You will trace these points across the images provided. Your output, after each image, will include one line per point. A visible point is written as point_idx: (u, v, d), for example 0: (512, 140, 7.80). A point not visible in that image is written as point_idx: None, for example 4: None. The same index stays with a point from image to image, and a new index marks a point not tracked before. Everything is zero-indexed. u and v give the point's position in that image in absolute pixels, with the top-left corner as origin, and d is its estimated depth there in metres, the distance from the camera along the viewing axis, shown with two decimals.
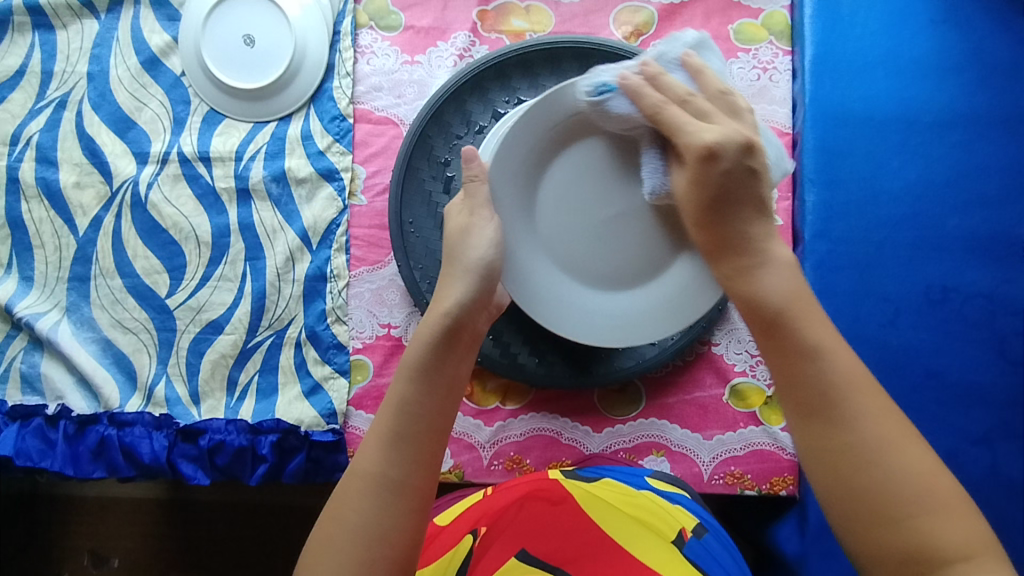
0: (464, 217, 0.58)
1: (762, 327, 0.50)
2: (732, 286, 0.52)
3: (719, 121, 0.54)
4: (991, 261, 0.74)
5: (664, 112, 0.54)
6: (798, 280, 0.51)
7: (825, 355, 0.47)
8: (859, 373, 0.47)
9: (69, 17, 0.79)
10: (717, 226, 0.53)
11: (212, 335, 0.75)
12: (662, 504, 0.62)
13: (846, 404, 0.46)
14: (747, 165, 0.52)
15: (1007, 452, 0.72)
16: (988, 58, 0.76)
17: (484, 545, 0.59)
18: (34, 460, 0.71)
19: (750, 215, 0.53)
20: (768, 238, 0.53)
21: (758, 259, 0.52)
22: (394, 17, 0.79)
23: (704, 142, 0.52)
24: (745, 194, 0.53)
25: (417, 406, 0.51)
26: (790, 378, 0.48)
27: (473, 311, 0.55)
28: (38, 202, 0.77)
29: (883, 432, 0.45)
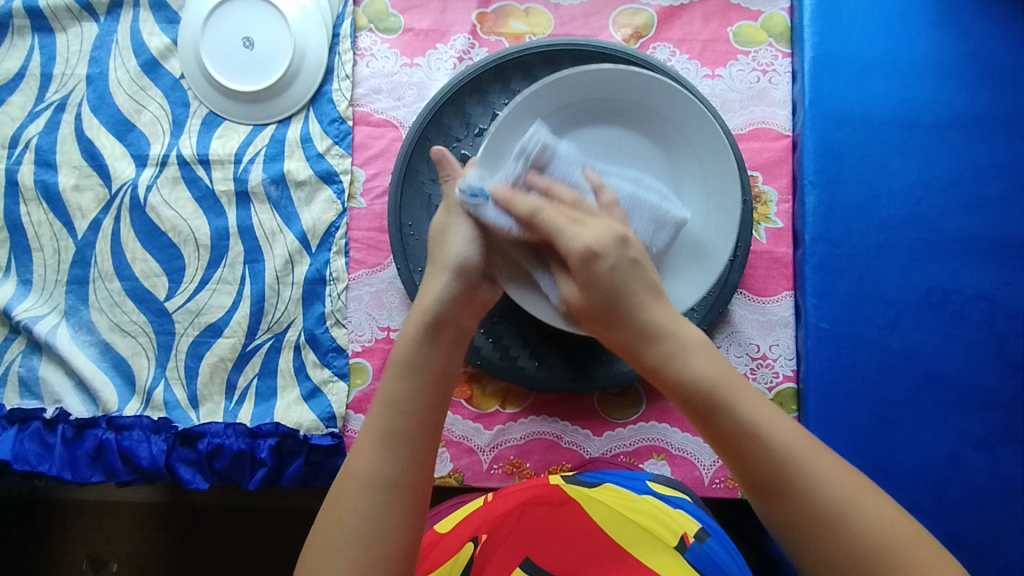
0: (442, 216, 0.62)
1: (700, 416, 0.50)
2: (660, 379, 0.52)
3: (590, 223, 0.57)
4: (993, 264, 0.74)
5: (540, 215, 0.57)
6: (719, 359, 0.51)
7: (764, 427, 0.48)
8: (800, 434, 0.48)
9: (69, 19, 0.79)
10: (624, 324, 0.54)
11: (211, 338, 0.75)
12: (663, 509, 0.62)
13: (799, 472, 0.46)
14: (627, 257, 0.56)
15: (1009, 456, 0.71)
16: (987, 59, 0.76)
17: (485, 553, 0.58)
18: (31, 464, 0.71)
19: (648, 301, 0.54)
20: (676, 323, 0.54)
21: (675, 348, 0.52)
22: (393, 19, 0.79)
23: (583, 243, 0.55)
24: (637, 285, 0.55)
25: (407, 403, 0.51)
26: (738, 458, 0.48)
27: (454, 308, 0.57)
28: (37, 204, 0.77)
29: (837, 488, 0.45)
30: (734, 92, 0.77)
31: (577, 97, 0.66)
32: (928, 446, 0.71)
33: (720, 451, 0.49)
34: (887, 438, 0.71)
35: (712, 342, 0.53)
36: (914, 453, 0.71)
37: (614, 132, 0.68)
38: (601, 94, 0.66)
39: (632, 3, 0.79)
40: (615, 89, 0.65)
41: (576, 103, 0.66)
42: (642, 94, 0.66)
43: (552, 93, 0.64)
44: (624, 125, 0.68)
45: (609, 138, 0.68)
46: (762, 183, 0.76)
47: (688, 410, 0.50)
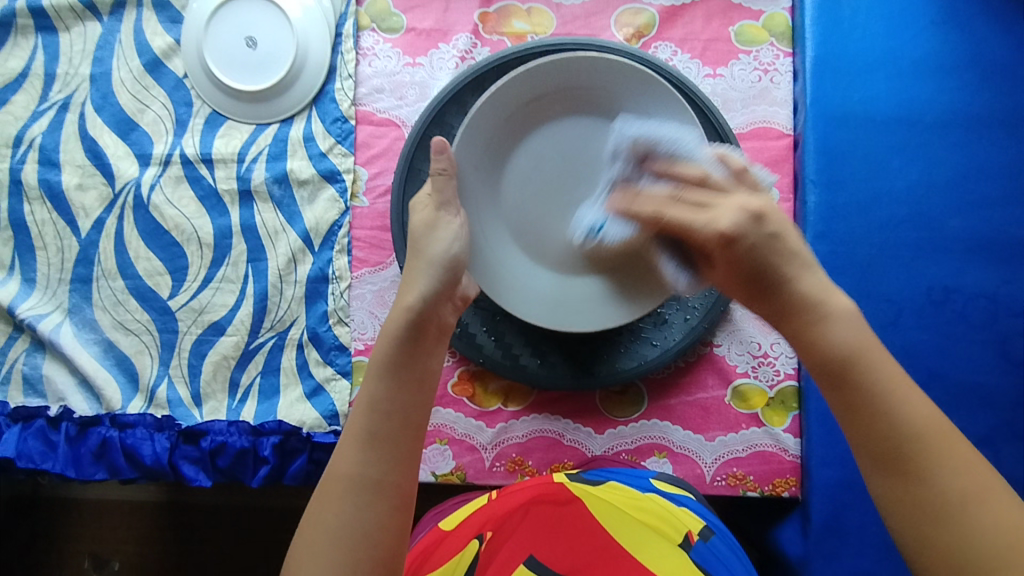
0: (430, 211, 0.61)
1: (831, 380, 0.49)
2: (799, 345, 0.51)
3: (719, 205, 0.55)
4: (994, 262, 0.74)
5: (666, 216, 0.58)
6: (864, 329, 0.49)
7: (896, 403, 0.46)
8: (934, 421, 0.45)
9: (72, 19, 0.79)
10: (767, 297, 0.53)
11: (214, 337, 0.75)
12: (667, 507, 0.62)
13: (921, 454, 0.44)
14: (766, 231, 0.53)
15: (1010, 453, 0.71)
16: (987, 59, 0.76)
17: (490, 551, 0.59)
18: (35, 462, 0.71)
19: (797, 269, 0.52)
20: (824, 289, 0.51)
21: (819, 313, 0.50)
22: (395, 19, 0.79)
23: (715, 228, 0.54)
24: (782, 252, 0.52)
25: (389, 403, 0.51)
26: (863, 429, 0.47)
27: (436, 304, 0.56)
28: (40, 204, 0.77)
29: (962, 482, 0.43)
30: (736, 91, 0.77)
31: (549, 88, 0.67)
32: None
33: (841, 420, 0.48)
34: None
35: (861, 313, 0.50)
36: None
37: (585, 123, 0.69)
38: (573, 85, 0.67)
39: (634, 3, 0.79)
40: (586, 79, 0.67)
41: (547, 95, 0.68)
42: (613, 83, 0.67)
43: (523, 85, 0.66)
44: (598, 116, 0.69)
45: (583, 130, 0.69)
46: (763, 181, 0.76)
47: (819, 376, 0.50)
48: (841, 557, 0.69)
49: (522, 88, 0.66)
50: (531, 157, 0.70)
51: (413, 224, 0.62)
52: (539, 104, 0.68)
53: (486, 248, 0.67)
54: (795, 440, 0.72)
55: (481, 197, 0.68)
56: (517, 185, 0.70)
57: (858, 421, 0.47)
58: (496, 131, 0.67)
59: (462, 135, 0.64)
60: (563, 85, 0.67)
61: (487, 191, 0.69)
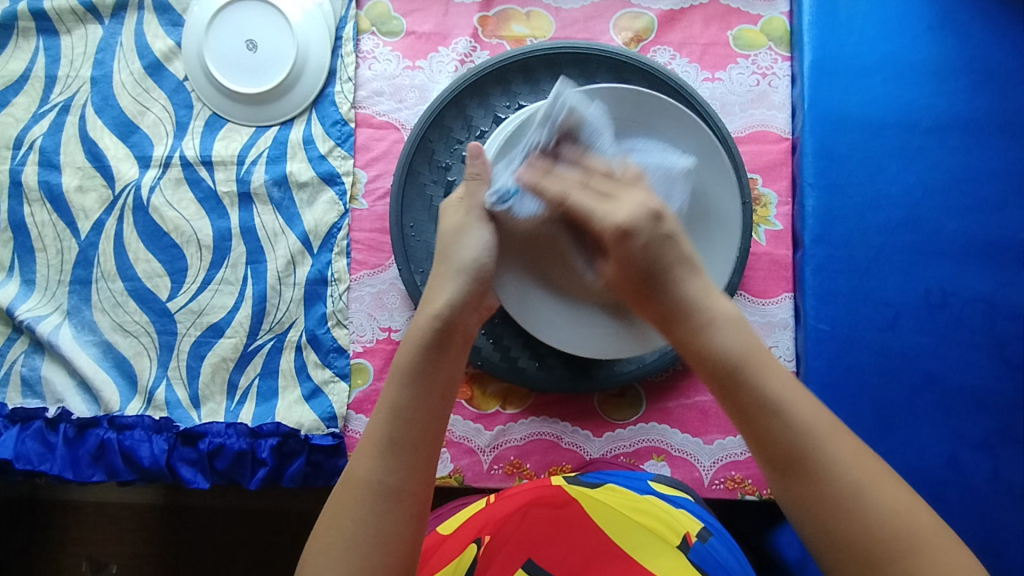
0: (460, 215, 0.60)
1: (721, 387, 0.51)
2: (689, 353, 0.53)
3: (623, 197, 0.57)
4: (991, 266, 0.74)
5: (570, 201, 0.58)
6: (747, 334, 0.52)
7: (788, 407, 0.49)
8: (822, 418, 0.50)
9: (73, 22, 0.80)
10: (654, 298, 0.56)
11: (213, 339, 0.75)
12: (666, 509, 0.62)
13: (815, 453, 0.48)
14: (662, 231, 0.55)
15: (1008, 457, 0.71)
16: (986, 63, 0.77)
17: (488, 553, 0.58)
18: (33, 463, 0.71)
19: (683, 273, 0.55)
20: (708, 295, 0.54)
21: (703, 319, 0.53)
22: (395, 22, 0.80)
23: (616, 223, 0.56)
24: (673, 254, 0.55)
25: (411, 412, 0.51)
26: (759, 436, 0.49)
27: (463, 312, 0.56)
28: (40, 205, 0.77)
29: (855, 475, 0.47)
30: (734, 94, 0.78)
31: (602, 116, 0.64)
32: (927, 447, 0.71)
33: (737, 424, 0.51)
34: (888, 438, 0.71)
35: (742, 316, 0.53)
36: (914, 454, 0.71)
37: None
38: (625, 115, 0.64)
39: (633, 7, 0.79)
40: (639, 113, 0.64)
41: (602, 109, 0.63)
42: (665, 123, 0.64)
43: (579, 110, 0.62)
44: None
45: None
46: (762, 184, 0.76)
47: (711, 383, 0.52)
48: None
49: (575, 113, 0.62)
50: None
51: (441, 228, 0.60)
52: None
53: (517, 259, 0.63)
54: None
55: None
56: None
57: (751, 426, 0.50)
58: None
59: (509, 159, 0.60)
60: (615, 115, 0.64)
61: None
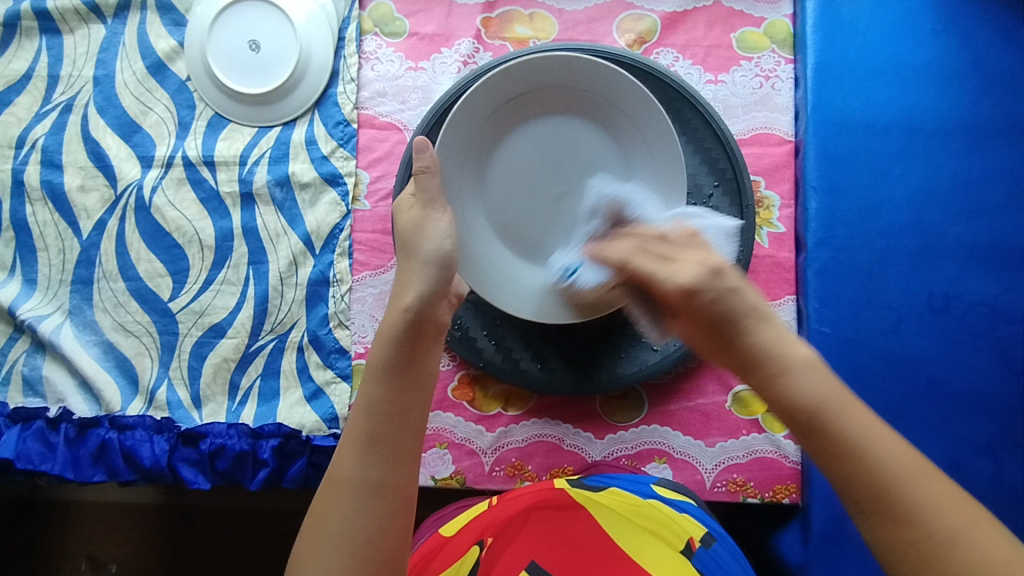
0: (416, 210, 0.61)
1: (803, 432, 0.49)
2: (766, 398, 0.51)
3: (682, 259, 0.58)
4: (994, 269, 0.74)
5: (632, 265, 0.60)
6: (830, 378, 0.50)
7: (873, 449, 0.47)
8: (912, 461, 0.46)
9: (77, 21, 0.80)
10: (726, 348, 0.54)
11: (214, 339, 0.75)
12: (669, 514, 0.61)
13: (907, 499, 0.45)
14: (726, 286, 0.54)
15: (1010, 461, 0.71)
16: (989, 66, 0.77)
17: (491, 555, 0.59)
18: (34, 463, 0.71)
19: (753, 323, 0.53)
20: (781, 342, 0.52)
21: (781, 365, 0.51)
22: (399, 23, 0.80)
23: (679, 284, 0.55)
24: (741, 305, 0.53)
25: (387, 406, 0.52)
26: (843, 478, 0.47)
27: (432, 303, 0.56)
28: (43, 205, 0.77)
29: (952, 523, 0.44)
30: (737, 97, 0.78)
31: (531, 84, 0.67)
32: (930, 450, 0.71)
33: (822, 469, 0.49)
34: None
35: (820, 360, 0.51)
36: None
37: (570, 120, 0.70)
38: (554, 81, 0.67)
39: (636, 9, 0.79)
40: (567, 76, 0.67)
41: (528, 93, 0.68)
42: (593, 82, 0.67)
43: (505, 80, 0.66)
44: (582, 114, 0.70)
45: (568, 129, 0.70)
46: (765, 187, 0.76)
47: (791, 425, 0.50)
48: (840, 564, 0.69)
49: (504, 85, 0.66)
50: (515, 154, 0.70)
51: (399, 225, 0.61)
52: (522, 99, 0.69)
53: (471, 244, 0.68)
54: (795, 447, 0.72)
55: (467, 189, 0.69)
56: (504, 179, 0.70)
57: (837, 470, 0.48)
58: (479, 126, 0.67)
59: (444, 135, 0.65)
60: (544, 81, 0.67)
61: (472, 183, 0.69)
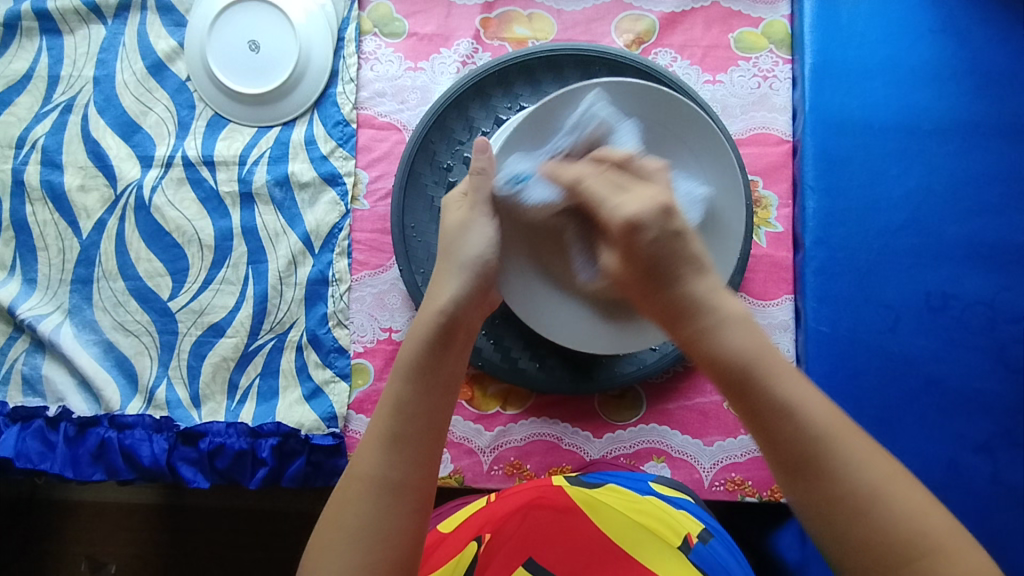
0: (464, 211, 0.59)
1: (731, 388, 0.46)
2: (696, 351, 0.48)
3: (636, 188, 0.53)
4: (992, 269, 0.74)
5: (585, 183, 0.55)
6: (757, 334, 0.47)
7: (801, 406, 0.44)
8: (842, 420, 0.44)
9: (77, 22, 0.80)
10: (656, 294, 0.50)
11: (213, 338, 0.75)
12: (667, 509, 0.62)
13: (832, 454, 0.43)
14: (673, 227, 0.50)
15: (1008, 460, 0.71)
16: (987, 67, 0.77)
17: (489, 551, 0.58)
18: (33, 462, 0.71)
19: (688, 271, 0.49)
20: (717, 293, 0.49)
21: (714, 318, 0.47)
22: (398, 24, 0.80)
23: (624, 215, 0.51)
24: (682, 248, 0.50)
25: (415, 407, 0.51)
26: (768, 437, 0.45)
27: (468, 309, 0.55)
28: (43, 204, 0.78)
29: (874, 478, 0.43)
30: (735, 97, 0.78)
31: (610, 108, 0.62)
32: (928, 449, 0.71)
33: (747, 425, 0.46)
34: (888, 441, 0.71)
35: (752, 315, 0.48)
36: (914, 456, 0.71)
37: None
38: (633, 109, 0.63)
39: (634, 10, 0.80)
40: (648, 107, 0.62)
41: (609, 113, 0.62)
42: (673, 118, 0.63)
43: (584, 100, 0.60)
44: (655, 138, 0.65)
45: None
46: (762, 187, 0.76)
47: (720, 380, 0.47)
48: None
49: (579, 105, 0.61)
50: None
51: (445, 224, 0.60)
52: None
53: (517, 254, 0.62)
54: None
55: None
56: None
57: (763, 427, 0.45)
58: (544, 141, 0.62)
59: (508, 137, 0.59)
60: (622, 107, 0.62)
61: None
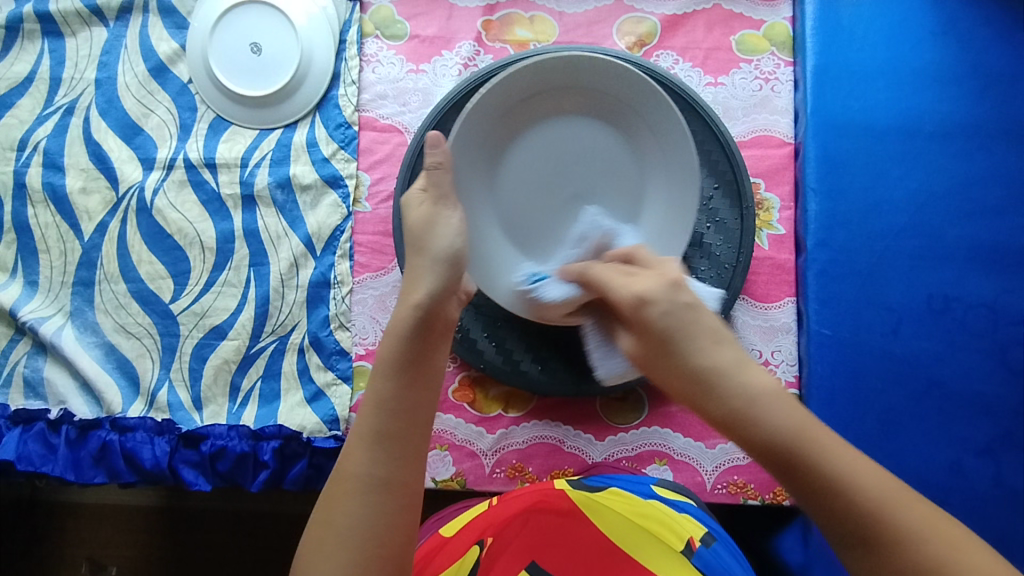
0: (426, 206, 0.61)
1: (777, 462, 0.47)
2: (737, 435, 0.49)
3: (641, 274, 0.58)
4: (994, 271, 0.74)
5: (590, 271, 0.61)
6: (790, 401, 0.49)
7: (855, 478, 0.45)
8: (893, 484, 0.46)
9: (78, 24, 0.80)
10: (677, 368, 0.53)
11: (215, 341, 0.75)
12: (669, 513, 0.61)
13: (895, 526, 0.44)
14: (680, 300, 0.55)
15: (1011, 462, 0.71)
16: (988, 69, 0.77)
17: (491, 555, 0.59)
18: (34, 465, 0.71)
19: (707, 344, 0.52)
20: (739, 365, 0.51)
21: (744, 392, 0.49)
22: (399, 26, 0.80)
23: (635, 292, 0.56)
24: (695, 325, 0.53)
25: (396, 403, 0.52)
26: (824, 509, 0.46)
27: (442, 299, 0.57)
28: (45, 206, 0.78)
29: (935, 546, 0.43)
30: (737, 99, 0.78)
31: (547, 84, 0.67)
32: (930, 451, 0.71)
33: (802, 505, 0.47)
34: (890, 444, 0.71)
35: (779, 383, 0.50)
36: (916, 459, 0.71)
37: (586, 121, 0.69)
38: (572, 80, 0.67)
39: (636, 12, 0.80)
40: (585, 76, 0.66)
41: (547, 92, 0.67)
42: (612, 82, 0.66)
43: (520, 79, 0.65)
44: (601, 117, 0.69)
45: (581, 131, 0.69)
46: (764, 189, 0.76)
47: (768, 462, 0.47)
48: None
49: (517, 86, 0.66)
50: (531, 159, 0.69)
51: (409, 221, 0.61)
52: (540, 98, 0.68)
53: (477, 237, 0.67)
54: None
55: (479, 184, 0.68)
56: (517, 178, 0.69)
57: (821, 506, 0.46)
58: (492, 125, 0.67)
59: (457, 130, 0.65)
60: (559, 82, 0.67)
61: (484, 181, 0.69)
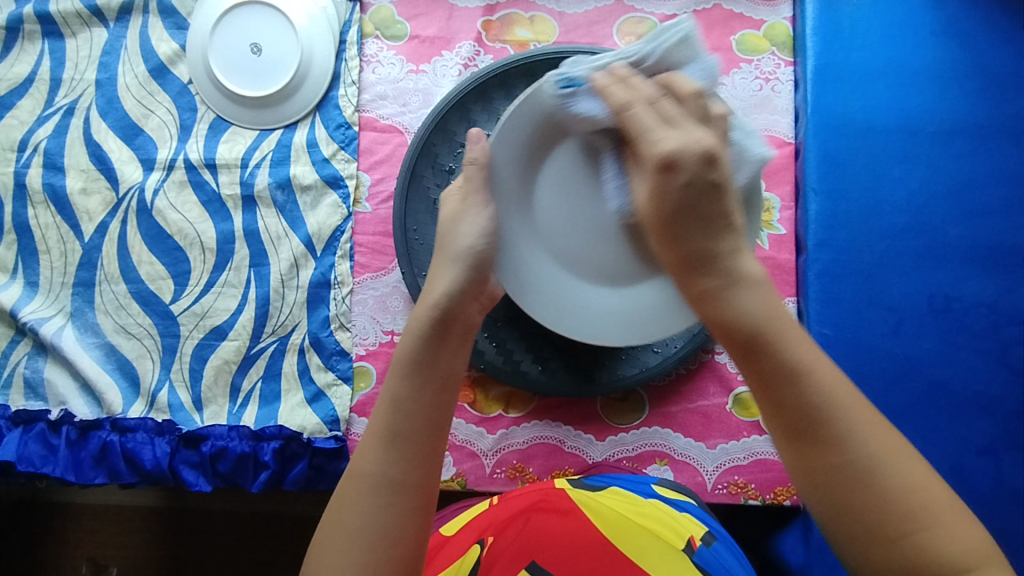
0: (456, 203, 0.58)
1: (739, 344, 0.46)
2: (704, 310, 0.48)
3: (684, 125, 0.51)
4: (994, 272, 0.74)
5: (631, 112, 0.52)
6: (773, 297, 0.47)
7: (813, 373, 0.44)
8: (844, 386, 0.45)
9: (78, 25, 0.80)
10: (677, 240, 0.50)
11: (215, 341, 0.75)
12: (670, 513, 0.61)
13: (840, 421, 0.43)
14: (710, 178, 0.49)
15: (1012, 463, 0.71)
16: (989, 69, 0.77)
17: (491, 555, 0.58)
18: (35, 465, 0.71)
19: (715, 228, 0.49)
20: (737, 252, 0.49)
21: (726, 279, 0.48)
22: (399, 26, 0.80)
23: (663, 151, 0.49)
24: (710, 205, 0.49)
25: (413, 404, 0.49)
26: (774, 402, 0.45)
27: (464, 301, 0.54)
28: (45, 208, 0.78)
29: (872, 445, 0.43)
30: (737, 99, 0.78)
31: None
32: (932, 452, 0.71)
33: (755, 390, 0.46)
34: None
35: (769, 280, 0.48)
36: None
37: None
38: None
39: (636, 12, 0.80)
40: None
41: None
42: None
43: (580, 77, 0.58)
44: None
45: None
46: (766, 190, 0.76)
47: (727, 339, 0.47)
48: None
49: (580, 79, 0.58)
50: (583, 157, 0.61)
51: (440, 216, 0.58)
52: None
53: (514, 238, 0.61)
54: None
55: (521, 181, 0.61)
56: (567, 179, 0.62)
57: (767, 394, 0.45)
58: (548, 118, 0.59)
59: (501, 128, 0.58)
60: None
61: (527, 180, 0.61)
